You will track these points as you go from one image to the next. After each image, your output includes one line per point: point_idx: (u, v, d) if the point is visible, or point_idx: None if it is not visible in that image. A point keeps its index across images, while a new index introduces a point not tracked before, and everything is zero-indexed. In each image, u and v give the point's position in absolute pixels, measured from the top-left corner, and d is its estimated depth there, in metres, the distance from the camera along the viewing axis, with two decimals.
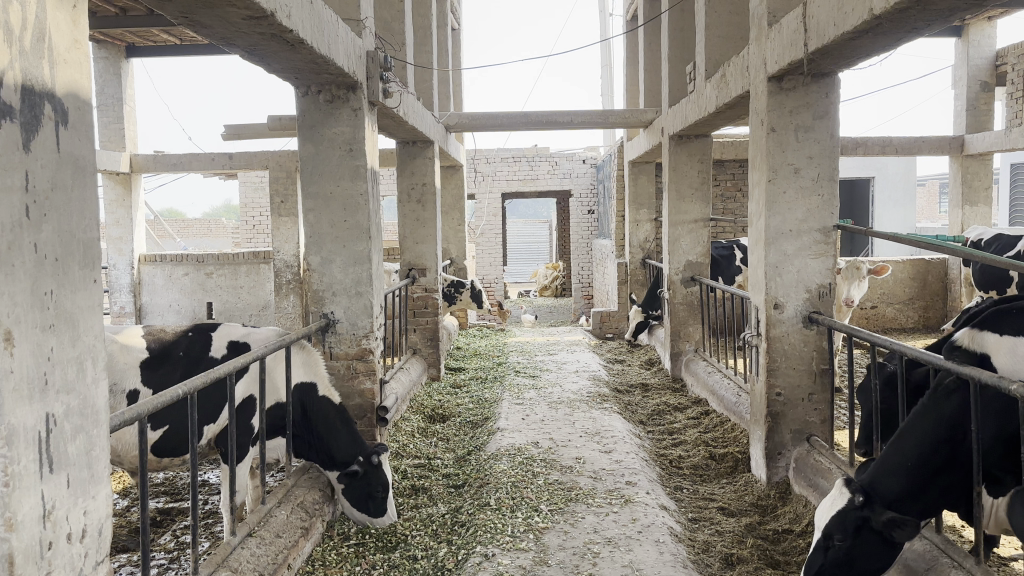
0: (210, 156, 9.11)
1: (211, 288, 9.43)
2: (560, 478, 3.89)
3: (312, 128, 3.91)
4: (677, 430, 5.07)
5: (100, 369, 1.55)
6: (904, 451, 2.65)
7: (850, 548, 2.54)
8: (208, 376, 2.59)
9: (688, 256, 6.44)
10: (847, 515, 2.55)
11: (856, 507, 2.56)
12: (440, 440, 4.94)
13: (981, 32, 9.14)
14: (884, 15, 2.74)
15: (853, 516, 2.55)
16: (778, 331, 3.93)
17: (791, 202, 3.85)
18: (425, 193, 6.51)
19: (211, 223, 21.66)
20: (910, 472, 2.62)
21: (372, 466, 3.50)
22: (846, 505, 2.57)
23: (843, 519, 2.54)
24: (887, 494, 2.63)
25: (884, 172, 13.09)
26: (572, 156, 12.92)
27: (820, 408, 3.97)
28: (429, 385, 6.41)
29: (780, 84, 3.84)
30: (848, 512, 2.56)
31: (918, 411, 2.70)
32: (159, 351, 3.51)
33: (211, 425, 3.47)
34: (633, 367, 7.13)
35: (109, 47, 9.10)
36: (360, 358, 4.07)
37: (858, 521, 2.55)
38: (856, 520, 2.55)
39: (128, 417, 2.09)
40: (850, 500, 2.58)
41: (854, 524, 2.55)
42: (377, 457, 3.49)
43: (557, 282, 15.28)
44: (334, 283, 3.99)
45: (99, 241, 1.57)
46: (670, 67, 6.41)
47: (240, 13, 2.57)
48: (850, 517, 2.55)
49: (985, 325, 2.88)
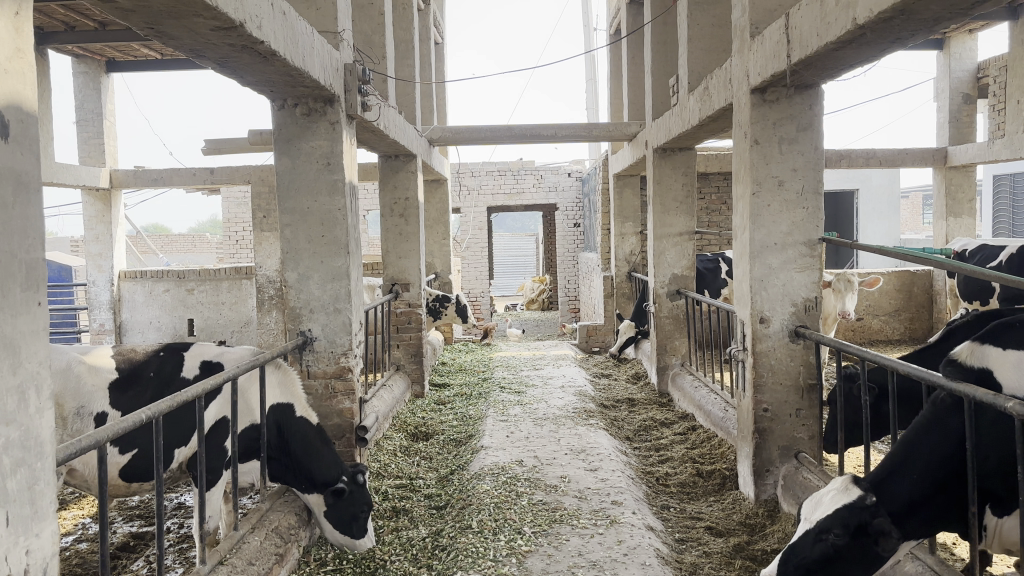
0: (192, 171, 9.02)
1: (192, 304, 9.28)
2: (544, 498, 3.81)
3: (288, 142, 3.83)
4: (664, 447, 4.99)
5: (45, 398, 1.49)
6: (908, 462, 2.56)
7: (845, 547, 2.43)
8: (174, 400, 2.48)
9: (673, 269, 6.38)
10: (852, 514, 2.45)
11: (862, 507, 2.46)
12: (423, 459, 4.84)
13: (962, 45, 9.19)
14: (867, 25, 2.69)
15: (856, 516, 2.45)
16: (763, 346, 3.87)
17: (775, 215, 3.80)
18: (407, 208, 6.42)
19: (195, 237, 21.49)
20: (914, 484, 2.54)
21: (355, 485, 3.45)
22: (854, 501, 2.47)
23: (849, 513, 2.44)
24: (892, 500, 2.54)
25: (868, 184, 13.14)
26: (557, 170, 12.90)
27: (808, 424, 3.91)
28: (412, 402, 6.31)
29: (763, 96, 3.80)
30: (854, 509, 2.45)
31: (919, 425, 2.63)
32: (128, 371, 3.41)
33: (182, 448, 3.38)
34: (620, 382, 7.04)
35: (88, 62, 9.01)
36: (339, 377, 3.97)
37: (861, 522, 2.44)
38: (859, 520, 2.44)
39: (89, 444, 1.97)
40: (860, 498, 2.47)
41: (855, 525, 2.44)
42: (361, 475, 3.46)
43: (544, 296, 15.22)
44: (312, 300, 3.90)
45: (44, 261, 1.51)
46: (654, 80, 6.38)
47: (207, 24, 2.49)
48: (855, 517, 2.44)
49: (986, 338, 2.80)
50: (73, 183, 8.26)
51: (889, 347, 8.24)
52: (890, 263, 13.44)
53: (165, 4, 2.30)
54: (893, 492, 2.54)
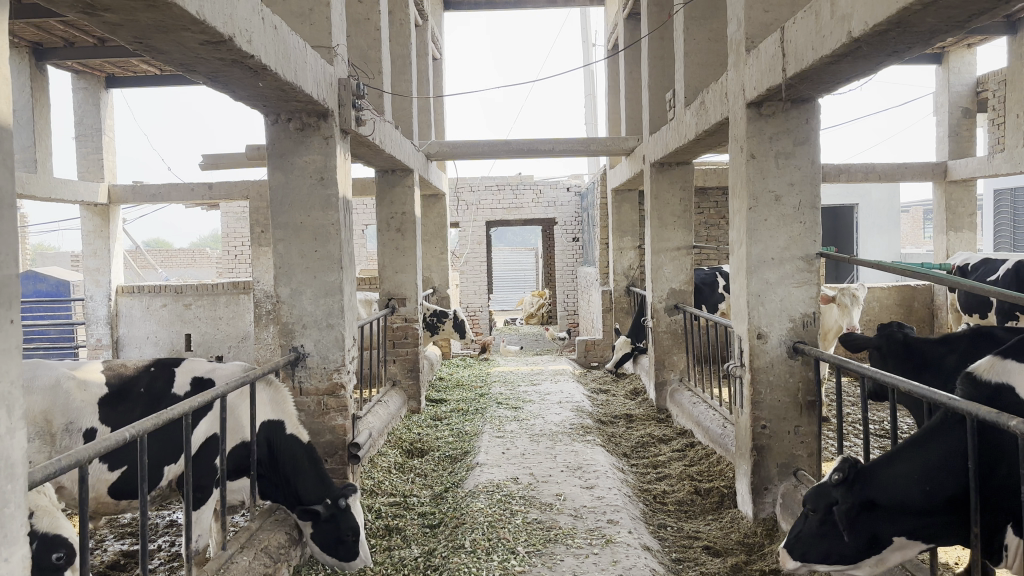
0: (190, 186, 9.02)
1: (190, 319, 9.21)
2: (539, 517, 3.75)
3: (281, 157, 3.81)
4: (662, 464, 4.94)
5: (16, 418, 1.45)
6: (903, 458, 2.58)
7: (821, 522, 2.68)
8: (160, 418, 2.42)
9: (671, 284, 6.35)
10: (823, 492, 2.68)
11: (831, 487, 2.65)
12: (417, 476, 4.80)
13: (961, 60, 9.19)
14: (863, 38, 2.67)
15: (827, 495, 2.66)
16: (761, 362, 3.83)
17: (772, 230, 3.77)
18: (405, 222, 6.39)
19: (195, 252, 21.46)
20: (907, 482, 2.54)
21: (338, 509, 3.32)
22: (825, 482, 2.67)
23: (816, 492, 2.68)
24: (879, 490, 2.58)
25: (868, 199, 13.12)
26: (556, 185, 12.89)
27: (806, 441, 3.86)
28: (408, 417, 6.26)
29: (759, 110, 3.78)
30: (825, 488, 2.68)
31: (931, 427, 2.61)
32: (118, 387, 3.37)
33: (172, 466, 3.34)
34: (618, 397, 6.99)
35: (87, 77, 9.03)
36: (331, 394, 3.93)
37: (831, 501, 2.65)
38: (829, 499, 2.65)
39: (69, 462, 1.91)
40: (831, 477, 2.67)
41: (828, 502, 2.66)
42: (345, 499, 3.33)
43: (543, 310, 15.15)
44: (305, 316, 3.87)
45: (17, 276, 1.48)
46: (651, 94, 6.37)
47: (197, 38, 2.47)
48: (823, 496, 2.66)
49: (1008, 353, 2.73)
50: (70, 198, 8.24)
51: None
52: (891, 278, 13.40)
53: (154, 18, 2.28)
54: (884, 484, 2.58)
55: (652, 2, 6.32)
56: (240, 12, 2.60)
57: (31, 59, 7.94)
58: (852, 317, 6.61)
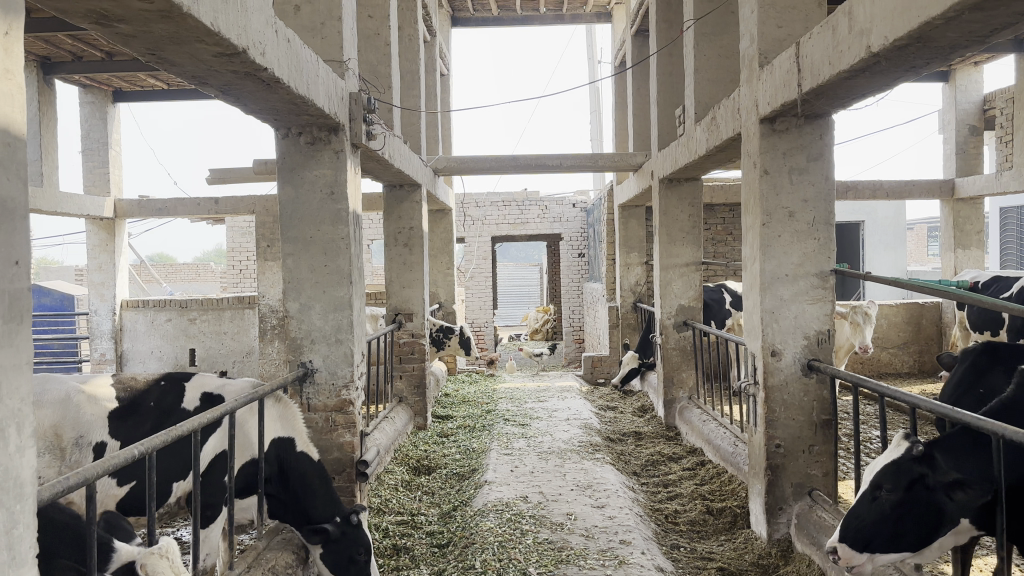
0: (196, 201, 9.02)
1: (194, 334, 9.17)
2: (550, 537, 3.69)
3: (292, 171, 3.78)
4: (673, 483, 4.87)
5: (27, 436, 1.42)
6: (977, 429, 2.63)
7: (900, 502, 2.60)
8: (169, 434, 2.36)
9: (679, 300, 6.30)
10: (901, 468, 2.60)
11: (913, 461, 2.59)
12: (425, 494, 4.73)
13: (968, 77, 9.18)
14: (882, 52, 2.64)
15: (907, 471, 2.59)
16: (775, 380, 3.77)
17: (786, 246, 3.73)
18: (412, 237, 6.36)
19: (199, 267, 21.49)
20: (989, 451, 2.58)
21: (350, 525, 3.29)
22: (904, 456, 2.61)
23: (896, 470, 2.59)
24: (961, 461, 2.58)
25: (873, 216, 13.10)
26: (561, 200, 12.86)
27: (822, 461, 3.80)
28: (414, 434, 6.20)
29: (773, 126, 3.74)
30: (903, 465, 2.61)
31: None
32: (128, 401, 3.33)
33: (180, 482, 3.29)
34: (625, 415, 6.93)
35: (95, 92, 9.05)
36: (339, 411, 3.87)
37: (912, 476, 2.59)
38: (911, 475, 2.58)
39: (75, 481, 1.86)
40: (907, 452, 2.61)
41: (908, 479, 2.59)
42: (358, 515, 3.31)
43: (548, 326, 15.09)
44: (313, 331, 3.82)
45: (28, 289, 1.45)
46: (660, 110, 6.36)
47: (210, 50, 2.44)
48: (905, 472, 2.59)
49: None
50: (77, 212, 8.24)
51: (898, 381, 8.12)
52: (897, 296, 13.35)
53: (167, 29, 2.25)
54: (964, 456, 2.59)
55: (661, 18, 6.32)
56: (254, 24, 2.58)
57: (39, 73, 7.97)
58: (864, 334, 6.59)
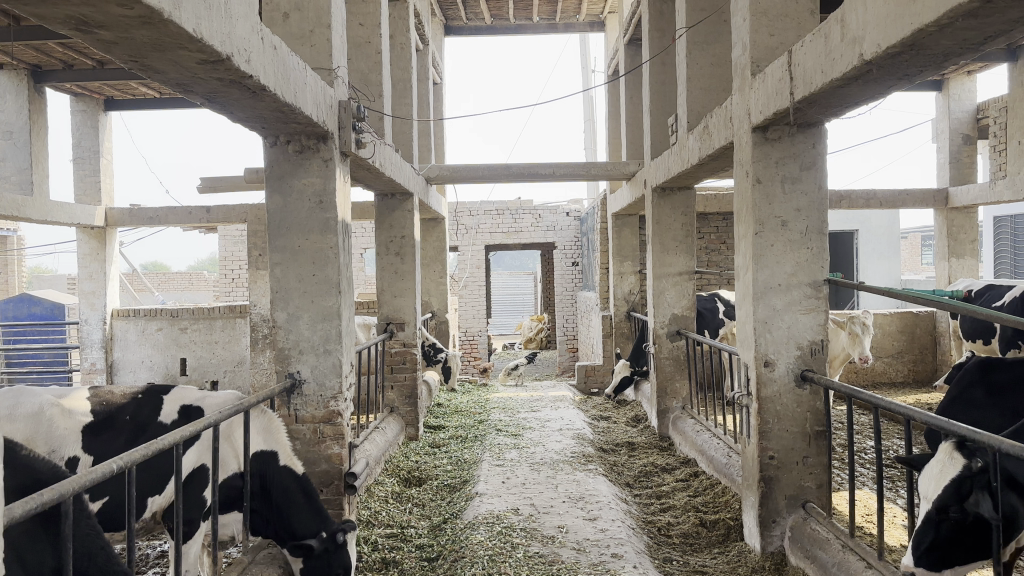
0: (188, 210, 8.97)
1: (185, 343, 9.09)
2: (541, 550, 3.64)
3: (280, 179, 3.74)
4: (666, 494, 4.83)
5: None
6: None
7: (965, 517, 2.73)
8: (149, 448, 2.30)
9: (672, 310, 6.27)
10: (962, 483, 2.72)
11: (971, 474, 2.71)
12: (415, 506, 4.68)
13: (960, 86, 9.21)
14: (875, 60, 2.62)
15: (969, 486, 2.71)
16: (768, 391, 3.73)
17: (779, 255, 3.70)
18: (404, 246, 6.32)
19: (192, 275, 21.41)
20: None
21: (335, 544, 3.19)
22: (961, 473, 2.72)
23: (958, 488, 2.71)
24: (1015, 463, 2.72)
25: (867, 225, 13.10)
26: (555, 209, 12.83)
27: (815, 473, 3.77)
28: (405, 445, 6.14)
29: (765, 134, 3.72)
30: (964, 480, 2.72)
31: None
32: (104, 415, 3.27)
33: (157, 496, 3.25)
34: (619, 425, 6.88)
35: (86, 100, 9.01)
36: (327, 421, 3.82)
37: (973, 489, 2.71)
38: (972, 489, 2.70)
39: (48, 499, 1.81)
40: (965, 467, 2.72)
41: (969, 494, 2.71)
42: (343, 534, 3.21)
43: (542, 334, 15.03)
44: (301, 341, 3.78)
45: None
46: (652, 119, 6.34)
47: (193, 57, 2.40)
48: (966, 485, 2.71)
49: None
50: (67, 221, 8.18)
51: (892, 390, 8.09)
52: (891, 304, 13.34)
53: (149, 36, 2.21)
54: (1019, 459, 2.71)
55: (654, 27, 6.31)
56: (239, 32, 2.54)
57: (29, 81, 7.92)
58: (856, 343, 6.58)
